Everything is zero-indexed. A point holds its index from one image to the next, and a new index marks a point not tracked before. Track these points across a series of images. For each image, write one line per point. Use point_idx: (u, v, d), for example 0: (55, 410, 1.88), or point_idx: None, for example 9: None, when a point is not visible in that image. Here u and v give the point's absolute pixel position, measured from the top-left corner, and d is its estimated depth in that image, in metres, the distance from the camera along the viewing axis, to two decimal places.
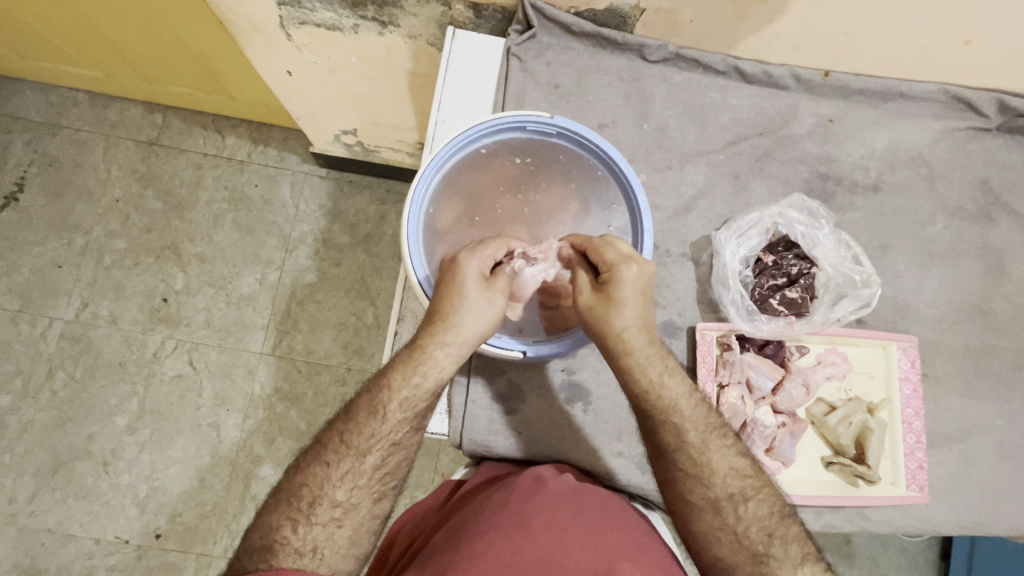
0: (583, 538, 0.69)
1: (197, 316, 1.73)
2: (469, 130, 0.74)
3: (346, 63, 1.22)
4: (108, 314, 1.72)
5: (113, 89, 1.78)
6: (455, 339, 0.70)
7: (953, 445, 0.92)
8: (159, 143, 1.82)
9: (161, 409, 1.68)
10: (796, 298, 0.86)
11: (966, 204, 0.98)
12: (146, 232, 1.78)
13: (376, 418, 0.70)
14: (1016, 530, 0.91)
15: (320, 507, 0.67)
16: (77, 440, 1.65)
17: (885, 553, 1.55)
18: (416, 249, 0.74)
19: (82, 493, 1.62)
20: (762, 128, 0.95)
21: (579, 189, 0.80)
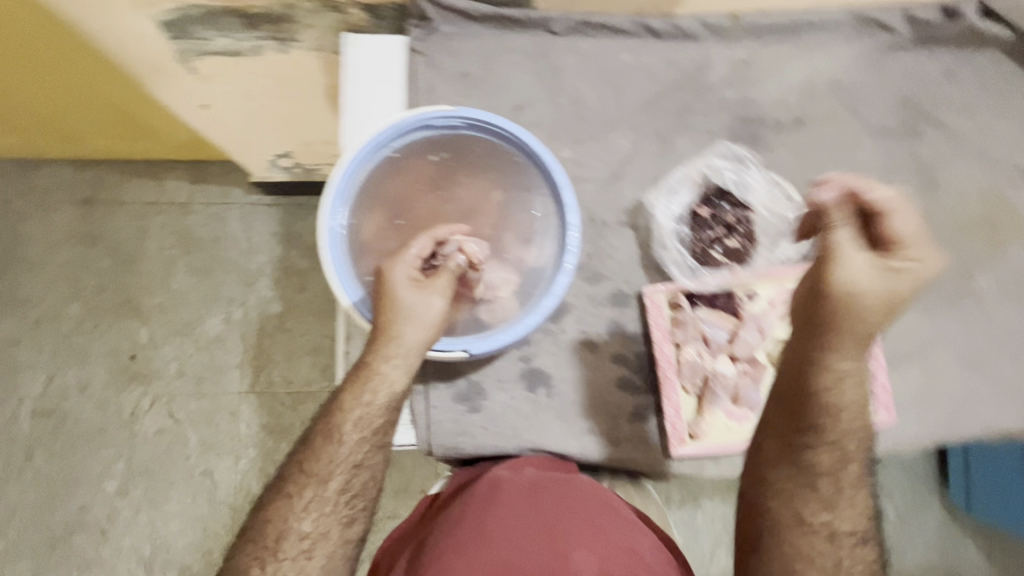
0: (543, 536, 0.70)
1: (169, 366, 1.70)
2: (373, 135, 0.72)
3: (258, 88, 1.18)
4: (77, 382, 1.69)
5: (39, 153, 1.72)
6: (399, 349, 0.70)
7: (914, 361, 0.93)
8: (97, 200, 1.76)
9: (150, 467, 1.66)
10: (737, 247, 0.88)
11: (890, 123, 0.98)
12: (100, 291, 1.73)
13: (332, 442, 0.71)
14: (983, 432, 0.94)
15: (286, 542, 0.68)
16: (71, 513, 1.63)
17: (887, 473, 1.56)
18: (339, 265, 0.72)
19: (87, 563, 1.61)
20: (678, 82, 0.94)
21: (501, 178, 0.79)
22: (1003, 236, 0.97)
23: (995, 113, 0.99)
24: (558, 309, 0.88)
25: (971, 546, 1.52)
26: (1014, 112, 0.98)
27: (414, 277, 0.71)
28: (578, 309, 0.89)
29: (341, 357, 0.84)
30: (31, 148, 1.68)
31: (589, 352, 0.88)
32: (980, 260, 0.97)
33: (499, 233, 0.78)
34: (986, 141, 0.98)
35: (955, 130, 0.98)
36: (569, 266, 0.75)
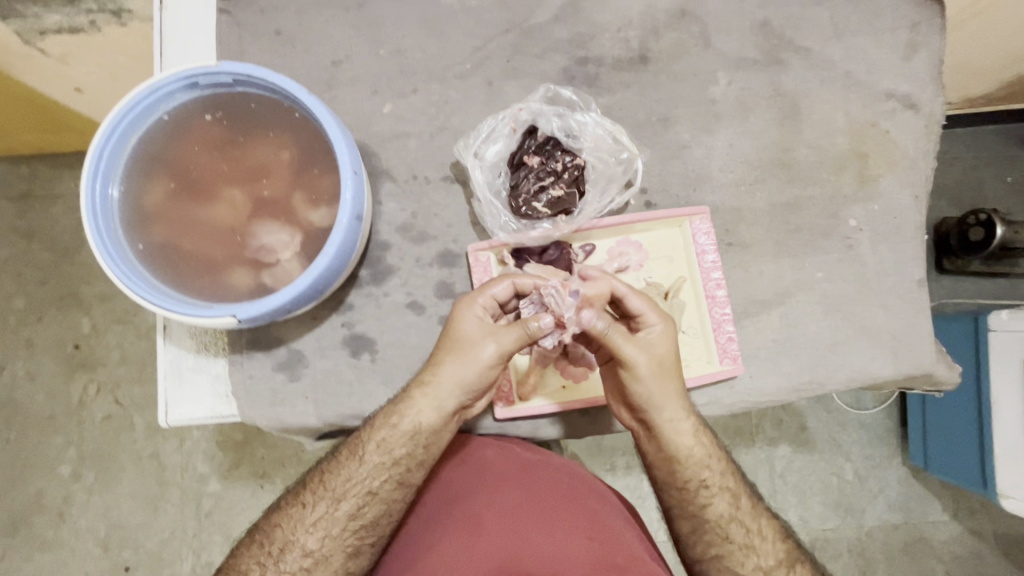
0: (536, 523, 0.76)
1: (112, 354, 1.59)
2: (134, 98, 0.70)
3: (122, 67, 1.09)
4: (27, 372, 1.59)
5: None
6: (436, 388, 0.73)
7: (772, 310, 0.87)
8: (33, 195, 1.62)
9: (102, 451, 1.58)
10: (561, 195, 0.81)
11: (749, 52, 0.90)
12: (42, 285, 1.61)
13: (355, 461, 0.75)
14: (854, 382, 0.87)
15: (291, 555, 0.75)
16: (27, 498, 1.57)
17: (845, 432, 1.39)
18: (105, 230, 0.69)
19: (46, 546, 1.56)
20: (506, 24, 0.88)
21: (283, 135, 0.74)
22: (875, 168, 0.90)
23: (867, 33, 0.90)
24: (382, 273, 0.85)
25: (937, 507, 1.38)
26: (886, 31, 0.90)
27: (479, 318, 0.73)
28: (404, 272, 0.85)
29: (159, 332, 0.82)
30: None
31: (417, 315, 0.85)
32: (849, 197, 0.89)
33: (286, 193, 0.73)
34: (855, 65, 0.90)
35: (822, 56, 0.90)
36: (346, 224, 0.71)
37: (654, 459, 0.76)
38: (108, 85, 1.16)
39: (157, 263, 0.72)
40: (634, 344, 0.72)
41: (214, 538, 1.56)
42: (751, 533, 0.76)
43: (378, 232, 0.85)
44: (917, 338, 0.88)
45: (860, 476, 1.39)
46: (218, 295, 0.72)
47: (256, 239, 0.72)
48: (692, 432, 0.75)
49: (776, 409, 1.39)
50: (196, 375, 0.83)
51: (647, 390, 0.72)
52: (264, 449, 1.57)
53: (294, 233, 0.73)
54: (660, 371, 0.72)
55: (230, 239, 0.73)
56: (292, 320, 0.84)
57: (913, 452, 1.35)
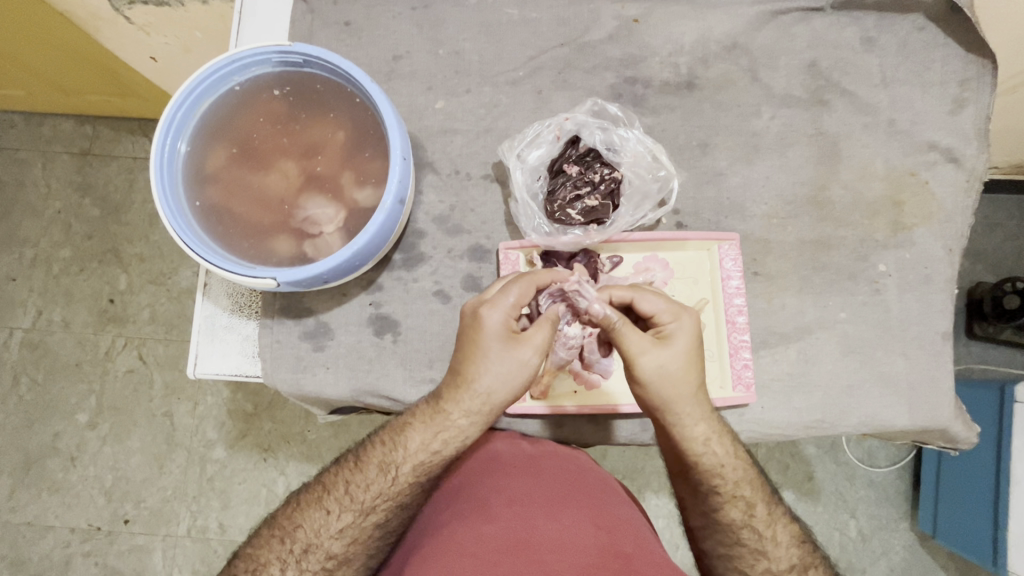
0: (545, 510, 0.76)
1: (143, 312, 1.66)
2: (212, 67, 0.76)
3: (195, 40, 1.15)
4: (62, 319, 1.67)
5: (38, 105, 1.68)
6: (479, 412, 0.76)
7: (791, 343, 0.88)
8: (92, 153, 1.72)
9: (119, 404, 1.64)
10: (595, 205, 0.83)
11: (794, 90, 0.92)
12: (88, 238, 1.69)
13: (388, 476, 0.78)
14: (866, 427, 0.86)
15: (314, 556, 0.75)
16: (45, 438, 1.64)
17: (852, 487, 1.36)
18: (168, 182, 0.74)
19: (54, 487, 1.62)
20: (562, 39, 0.92)
21: (341, 118, 0.79)
22: (910, 218, 0.90)
23: (915, 84, 0.91)
24: (415, 259, 0.88)
25: None
26: (935, 84, 0.91)
27: (506, 328, 0.74)
28: (435, 260, 0.88)
29: (200, 288, 0.87)
30: (33, 100, 1.63)
31: (441, 303, 0.87)
32: (879, 242, 0.90)
33: (336, 172, 0.78)
34: (900, 113, 0.91)
35: (866, 102, 0.91)
36: (389, 206, 0.75)
37: (671, 460, 0.78)
38: (181, 58, 1.22)
39: (211, 220, 0.77)
40: (638, 345, 0.72)
41: (213, 503, 1.59)
42: (765, 539, 0.76)
43: (415, 219, 0.89)
44: (935, 393, 0.87)
45: (864, 535, 1.35)
46: (264, 257, 0.76)
47: (304, 211, 0.77)
48: (705, 437, 0.75)
49: (782, 453, 1.37)
50: (227, 334, 0.88)
51: (660, 395, 0.73)
52: (272, 424, 1.61)
53: (338, 210, 0.77)
54: (665, 376, 0.72)
55: (279, 208, 0.77)
56: (324, 294, 0.87)
57: (922, 517, 1.31)
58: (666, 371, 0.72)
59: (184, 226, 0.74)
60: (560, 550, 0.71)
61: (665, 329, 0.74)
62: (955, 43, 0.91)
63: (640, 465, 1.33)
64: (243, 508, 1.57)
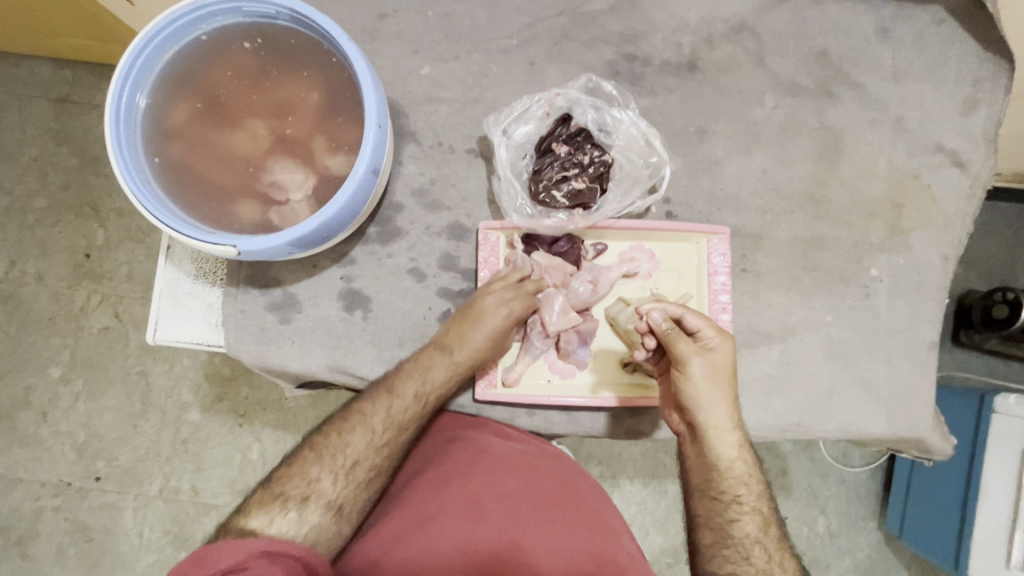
0: (537, 511, 0.73)
1: (119, 270, 1.62)
2: (177, 11, 0.70)
3: None
4: (35, 271, 1.62)
5: (13, 44, 1.60)
6: (487, 337, 0.77)
7: (773, 344, 0.85)
8: (71, 100, 1.65)
9: (93, 360, 1.61)
10: (582, 189, 0.80)
11: (801, 80, 0.87)
12: (64, 189, 1.63)
13: (415, 396, 0.76)
14: (841, 433, 0.85)
15: (352, 469, 0.72)
16: (16, 391, 1.60)
17: (825, 485, 1.36)
18: (126, 130, 0.70)
19: (25, 441, 1.60)
20: (561, 7, 0.86)
21: (315, 78, 0.73)
22: (908, 222, 0.87)
23: (927, 81, 0.87)
24: (390, 234, 0.84)
25: None
26: (948, 83, 0.87)
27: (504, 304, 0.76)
28: (412, 236, 0.84)
29: (162, 251, 0.83)
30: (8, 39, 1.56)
31: (415, 282, 0.84)
32: (875, 245, 0.86)
33: (308, 135, 0.73)
34: (908, 111, 0.87)
35: (875, 96, 0.87)
36: (360, 175, 0.70)
37: (696, 470, 0.74)
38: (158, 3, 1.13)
39: (173, 180, 0.72)
40: (689, 349, 0.70)
41: (185, 465, 1.58)
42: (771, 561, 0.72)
43: (393, 191, 0.84)
44: (916, 401, 0.85)
45: (831, 532, 1.36)
46: (224, 226, 0.72)
47: (267, 179, 0.72)
48: (736, 444, 0.74)
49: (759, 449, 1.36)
50: (190, 300, 0.84)
51: (701, 399, 0.71)
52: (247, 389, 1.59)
53: (308, 176, 0.72)
54: (717, 376, 0.71)
55: (245, 170, 0.73)
56: (292, 264, 0.83)
57: (891, 517, 1.31)
58: (715, 371, 0.70)
59: (144, 183, 0.70)
60: (553, 554, 0.69)
61: (708, 344, 0.70)
62: (973, 40, 0.86)
63: (616, 452, 1.32)
64: (215, 471, 1.56)
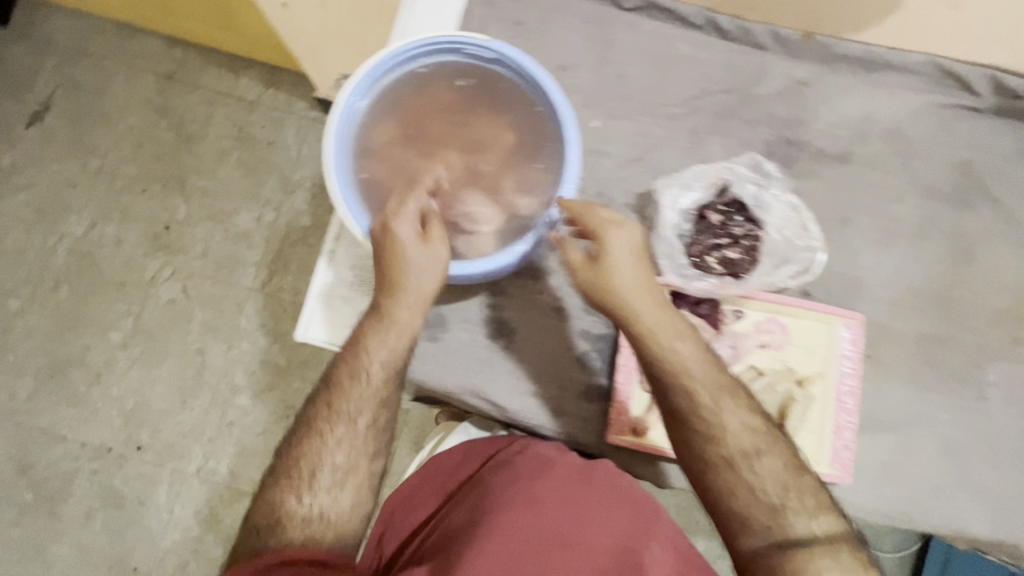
0: (593, 516, 0.77)
1: (195, 246, 1.66)
2: (406, 45, 0.75)
3: None
4: (114, 236, 1.67)
5: (138, 18, 1.68)
6: (417, 299, 0.74)
7: (889, 433, 0.88)
8: (175, 78, 1.72)
9: (154, 330, 1.64)
10: (735, 259, 0.85)
11: (941, 186, 0.92)
12: (155, 161, 1.70)
13: (360, 382, 0.75)
14: (941, 529, 0.87)
15: (322, 478, 0.73)
16: (75, 349, 1.64)
17: None
18: (341, 148, 0.75)
19: (73, 400, 1.62)
20: (729, 85, 0.92)
21: (515, 123, 0.78)
22: None
23: None
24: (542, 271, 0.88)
25: None
26: None
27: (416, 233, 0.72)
28: (561, 277, 0.88)
29: (325, 254, 0.88)
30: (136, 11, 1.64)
31: (558, 320, 0.88)
32: (994, 352, 0.90)
33: (501, 175, 0.78)
34: None
35: (1009, 211, 0.92)
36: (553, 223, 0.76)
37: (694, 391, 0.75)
38: None
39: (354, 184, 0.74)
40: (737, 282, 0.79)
41: (227, 449, 1.59)
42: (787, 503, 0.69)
43: None
44: (1020, 510, 0.88)
45: None
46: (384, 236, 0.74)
47: (453, 208, 0.77)
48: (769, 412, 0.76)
49: None
50: (343, 303, 0.87)
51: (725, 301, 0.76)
52: (300, 383, 1.60)
53: (498, 212, 0.77)
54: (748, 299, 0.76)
55: (438, 199, 0.78)
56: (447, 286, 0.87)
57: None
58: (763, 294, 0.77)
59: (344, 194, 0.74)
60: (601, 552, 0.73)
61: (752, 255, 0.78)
62: None
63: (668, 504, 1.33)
64: (255, 460, 1.56)
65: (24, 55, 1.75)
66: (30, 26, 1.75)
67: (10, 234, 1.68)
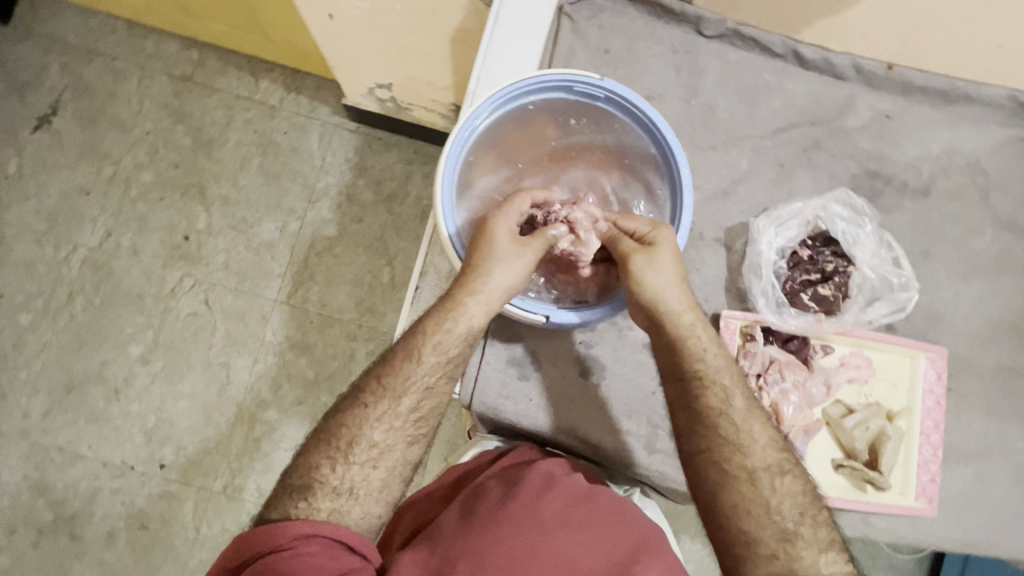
0: (596, 542, 0.69)
1: (217, 257, 1.56)
2: (521, 84, 0.76)
3: (390, 11, 1.04)
4: (130, 246, 1.56)
5: (151, 18, 1.60)
6: (489, 301, 0.73)
7: (969, 463, 0.90)
8: (193, 80, 1.63)
9: (175, 344, 1.53)
10: (828, 296, 0.86)
11: (1018, 218, 0.93)
12: (173, 167, 1.60)
13: (412, 362, 0.73)
14: (1020, 556, 0.89)
15: (358, 448, 0.71)
16: (92, 364, 1.52)
17: (875, 566, 1.38)
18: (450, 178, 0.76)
19: (92, 417, 1.50)
20: (814, 117, 0.92)
21: (618, 159, 0.83)
22: None
23: None
24: None
25: None
26: None
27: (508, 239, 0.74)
28: None
29: (411, 292, 0.87)
30: (151, 11, 1.56)
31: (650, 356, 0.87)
32: None
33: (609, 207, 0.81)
34: None
35: None
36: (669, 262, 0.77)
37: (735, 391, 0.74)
38: (366, 24, 1.10)
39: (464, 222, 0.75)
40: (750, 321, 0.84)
41: (254, 465, 1.48)
42: (796, 532, 0.66)
43: None
44: None
45: None
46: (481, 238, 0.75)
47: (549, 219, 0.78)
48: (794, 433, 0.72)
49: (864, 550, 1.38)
50: None
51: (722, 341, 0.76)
52: (330, 396, 1.51)
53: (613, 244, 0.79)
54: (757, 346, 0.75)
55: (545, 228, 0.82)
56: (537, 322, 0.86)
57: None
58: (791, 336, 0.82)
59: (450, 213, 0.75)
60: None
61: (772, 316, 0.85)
62: None
63: None
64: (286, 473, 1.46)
65: (28, 54, 1.63)
66: (32, 23, 1.63)
67: (15, 243, 1.56)
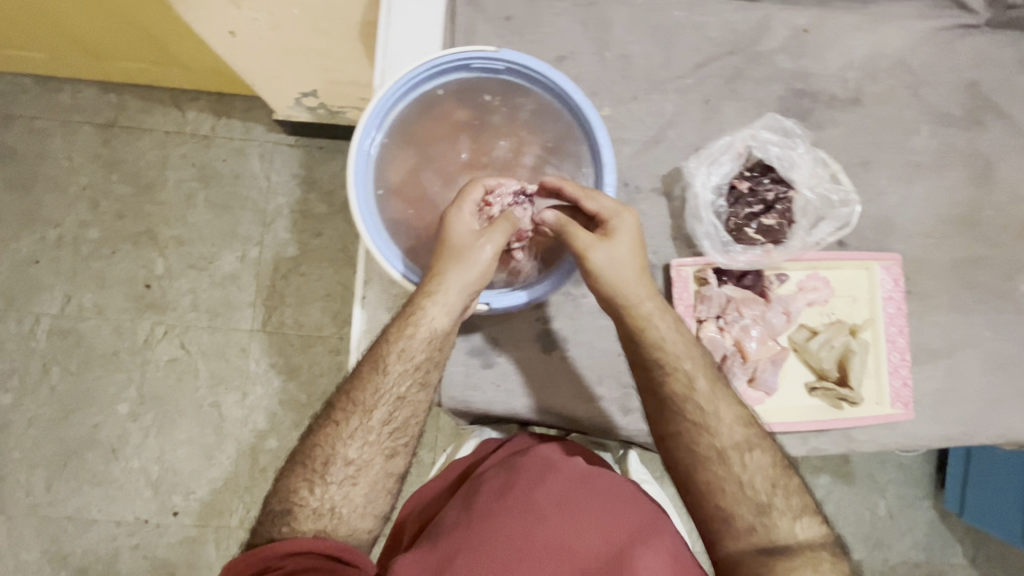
0: (594, 522, 0.68)
1: (184, 299, 1.54)
2: (413, 72, 0.75)
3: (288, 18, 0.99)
4: (95, 305, 1.53)
5: (62, 69, 1.53)
6: (448, 299, 0.72)
7: (939, 360, 0.90)
8: (119, 125, 1.58)
9: (161, 393, 1.52)
10: (773, 225, 0.85)
11: (952, 109, 0.92)
12: (119, 218, 1.56)
13: (379, 372, 0.72)
14: (1004, 440, 0.90)
15: (335, 468, 0.70)
16: (83, 430, 1.50)
17: (884, 470, 1.40)
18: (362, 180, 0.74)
19: (96, 480, 1.49)
20: (732, 46, 0.89)
21: (536, 131, 0.81)
22: None
23: None
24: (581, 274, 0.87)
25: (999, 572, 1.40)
26: None
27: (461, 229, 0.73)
28: None
29: (359, 301, 0.85)
30: (57, 64, 1.49)
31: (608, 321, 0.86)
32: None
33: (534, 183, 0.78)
34: None
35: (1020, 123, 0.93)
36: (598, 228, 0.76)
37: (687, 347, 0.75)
38: (266, 35, 1.05)
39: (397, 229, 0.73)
40: None
41: None
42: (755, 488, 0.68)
43: None
44: None
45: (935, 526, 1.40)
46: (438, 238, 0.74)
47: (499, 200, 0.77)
48: None
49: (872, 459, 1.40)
50: None
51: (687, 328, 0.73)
52: None
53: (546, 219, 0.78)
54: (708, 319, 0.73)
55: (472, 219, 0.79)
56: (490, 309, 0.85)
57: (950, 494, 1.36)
58: None
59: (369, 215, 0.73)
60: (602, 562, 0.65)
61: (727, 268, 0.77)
62: None
63: None
64: None
65: None
66: None
67: None
